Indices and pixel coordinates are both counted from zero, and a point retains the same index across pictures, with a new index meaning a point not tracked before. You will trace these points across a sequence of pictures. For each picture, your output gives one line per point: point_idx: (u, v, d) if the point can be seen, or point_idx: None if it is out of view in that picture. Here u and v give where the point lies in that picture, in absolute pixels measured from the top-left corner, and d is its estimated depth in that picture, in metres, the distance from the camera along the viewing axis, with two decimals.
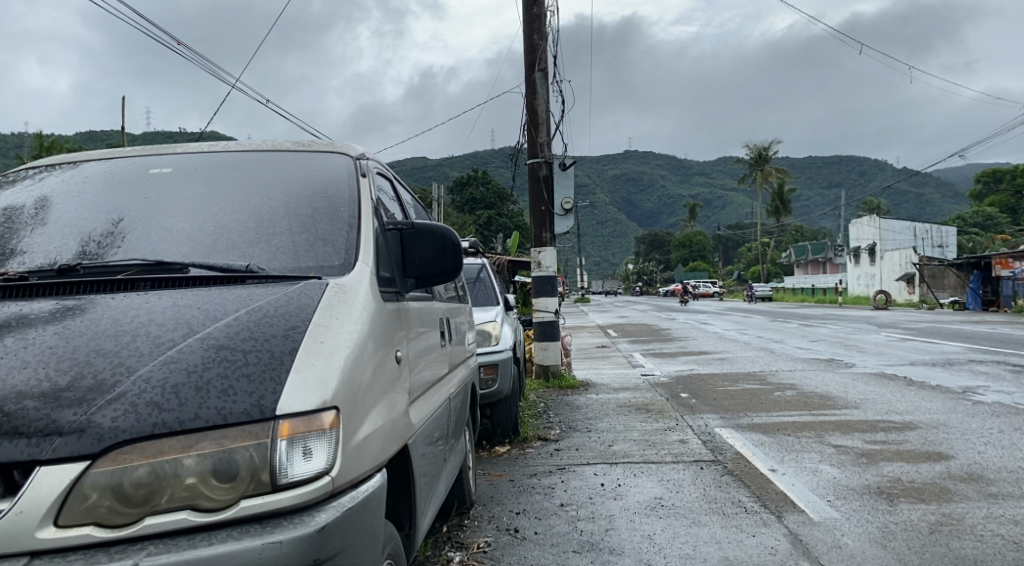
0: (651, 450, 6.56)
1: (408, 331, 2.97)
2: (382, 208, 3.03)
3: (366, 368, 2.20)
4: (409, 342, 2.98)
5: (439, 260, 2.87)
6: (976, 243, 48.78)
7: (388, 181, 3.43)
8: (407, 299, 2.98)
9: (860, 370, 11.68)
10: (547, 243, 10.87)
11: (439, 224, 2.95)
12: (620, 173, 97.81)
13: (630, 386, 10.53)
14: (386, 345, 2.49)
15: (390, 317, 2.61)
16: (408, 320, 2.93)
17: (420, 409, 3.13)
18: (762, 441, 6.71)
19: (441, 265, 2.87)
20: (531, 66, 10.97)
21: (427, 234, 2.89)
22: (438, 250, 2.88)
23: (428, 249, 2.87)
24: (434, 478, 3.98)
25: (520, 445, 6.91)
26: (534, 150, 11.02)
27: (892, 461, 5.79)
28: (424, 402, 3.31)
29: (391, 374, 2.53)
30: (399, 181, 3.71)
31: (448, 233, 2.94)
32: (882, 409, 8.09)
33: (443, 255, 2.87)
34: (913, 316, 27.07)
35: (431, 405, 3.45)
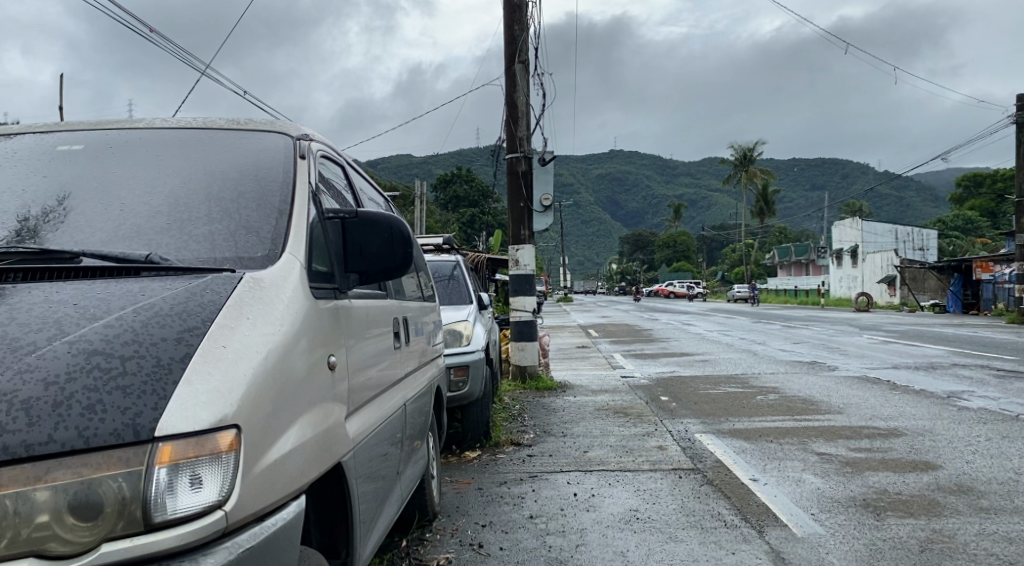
0: (628, 457, 6.28)
1: (353, 334, 2.67)
2: (323, 195, 2.71)
3: (288, 378, 1.88)
4: (354, 344, 2.68)
5: (385, 254, 2.54)
6: (958, 246, 49.04)
7: (337, 165, 3.10)
8: (351, 296, 2.67)
9: (844, 373, 11.47)
10: (525, 240, 10.57)
11: (387, 214, 2.62)
12: (605, 172, 97.76)
13: (609, 389, 10.27)
14: (319, 349, 2.18)
15: (328, 316, 2.30)
16: (351, 320, 2.62)
17: (366, 418, 2.81)
18: (743, 449, 6.46)
19: (387, 260, 2.54)
20: (511, 58, 10.67)
21: (372, 224, 2.56)
22: (385, 243, 2.55)
23: (373, 241, 2.55)
24: (388, 491, 3.66)
25: (492, 450, 6.61)
26: (513, 145, 10.71)
27: (878, 470, 5.54)
28: (374, 411, 3.00)
29: (325, 382, 2.22)
30: (354, 167, 3.40)
31: (397, 224, 2.61)
32: (866, 414, 7.86)
33: (391, 247, 2.54)
34: (895, 318, 27.08)
35: (383, 413, 3.13)
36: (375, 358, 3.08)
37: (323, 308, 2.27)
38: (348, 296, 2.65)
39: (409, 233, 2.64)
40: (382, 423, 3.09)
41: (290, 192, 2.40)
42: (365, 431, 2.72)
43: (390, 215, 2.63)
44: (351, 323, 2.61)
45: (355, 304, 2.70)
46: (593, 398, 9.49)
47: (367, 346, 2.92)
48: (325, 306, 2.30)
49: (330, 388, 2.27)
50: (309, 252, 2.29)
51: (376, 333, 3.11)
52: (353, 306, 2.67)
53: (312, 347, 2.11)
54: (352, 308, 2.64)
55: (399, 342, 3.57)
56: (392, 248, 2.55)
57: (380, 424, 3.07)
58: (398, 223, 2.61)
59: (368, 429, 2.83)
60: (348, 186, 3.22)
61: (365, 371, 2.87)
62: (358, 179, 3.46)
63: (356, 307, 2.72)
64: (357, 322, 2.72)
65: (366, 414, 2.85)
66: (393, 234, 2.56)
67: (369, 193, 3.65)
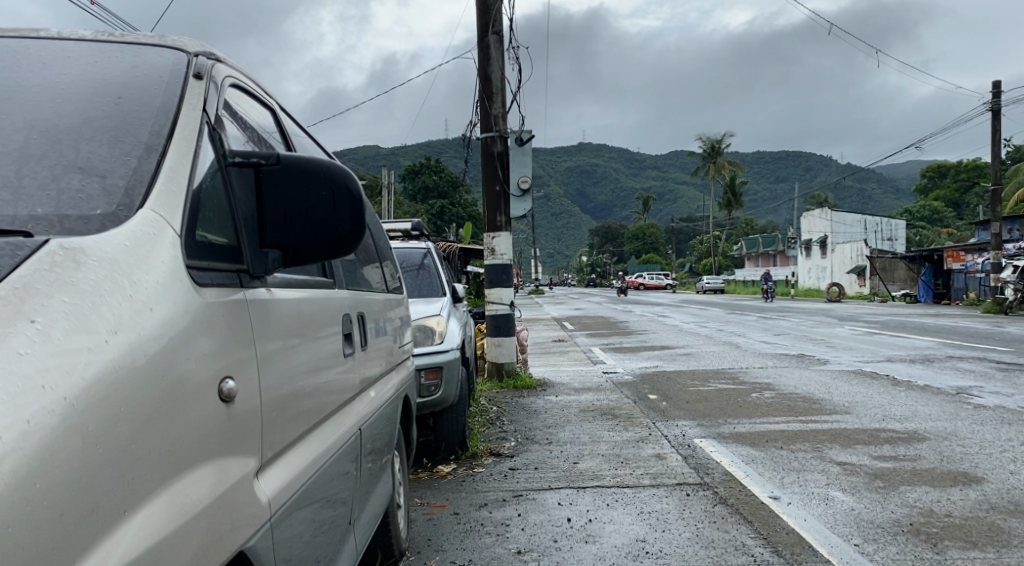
0: (624, 469, 5.49)
1: (285, 339, 1.87)
2: (225, 133, 1.86)
3: (135, 431, 1.15)
4: (287, 355, 1.88)
5: (323, 224, 1.72)
6: (926, 237, 49.23)
7: (251, 100, 2.22)
8: (269, 282, 1.85)
9: (837, 367, 10.86)
10: (501, 227, 9.72)
11: (326, 161, 1.79)
12: (572, 163, 97.25)
13: (592, 387, 9.50)
14: (214, 372, 1.41)
15: (232, 320, 1.51)
16: (277, 321, 1.81)
17: (307, 451, 2.02)
18: (752, 457, 5.73)
19: (328, 230, 1.72)
20: (484, 28, 9.77)
21: (302, 174, 1.72)
22: (323, 203, 1.72)
23: (304, 201, 1.71)
24: (349, 524, 2.87)
25: (468, 463, 5.78)
26: (487, 124, 9.84)
27: (914, 485, 4.82)
28: (321, 436, 2.21)
29: (227, 418, 1.44)
30: (280, 108, 2.53)
31: (342, 174, 1.79)
32: (877, 414, 7.18)
33: (332, 210, 1.73)
34: (867, 308, 26.77)
35: (334, 440, 2.34)
36: (326, 368, 2.28)
37: (224, 306, 1.49)
38: (267, 281, 1.83)
39: (359, 192, 1.81)
40: (333, 451, 2.30)
41: (170, 121, 1.57)
42: (301, 473, 1.93)
43: (331, 161, 1.80)
44: (276, 329, 1.81)
45: (280, 295, 1.89)
46: (576, 398, 8.70)
47: (312, 353, 2.12)
48: (229, 303, 1.52)
49: (237, 426, 1.49)
50: (192, 215, 1.48)
51: (326, 336, 2.30)
52: (277, 297, 1.86)
53: (194, 371, 1.33)
54: (275, 300, 1.82)
55: (352, 346, 2.66)
56: (334, 210, 1.73)
57: (331, 454, 2.27)
58: (342, 173, 1.79)
59: (312, 468, 2.05)
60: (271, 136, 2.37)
61: (309, 388, 2.06)
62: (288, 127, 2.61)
63: (285, 299, 1.91)
64: (285, 322, 1.90)
65: (308, 448, 2.06)
66: (338, 190, 1.75)
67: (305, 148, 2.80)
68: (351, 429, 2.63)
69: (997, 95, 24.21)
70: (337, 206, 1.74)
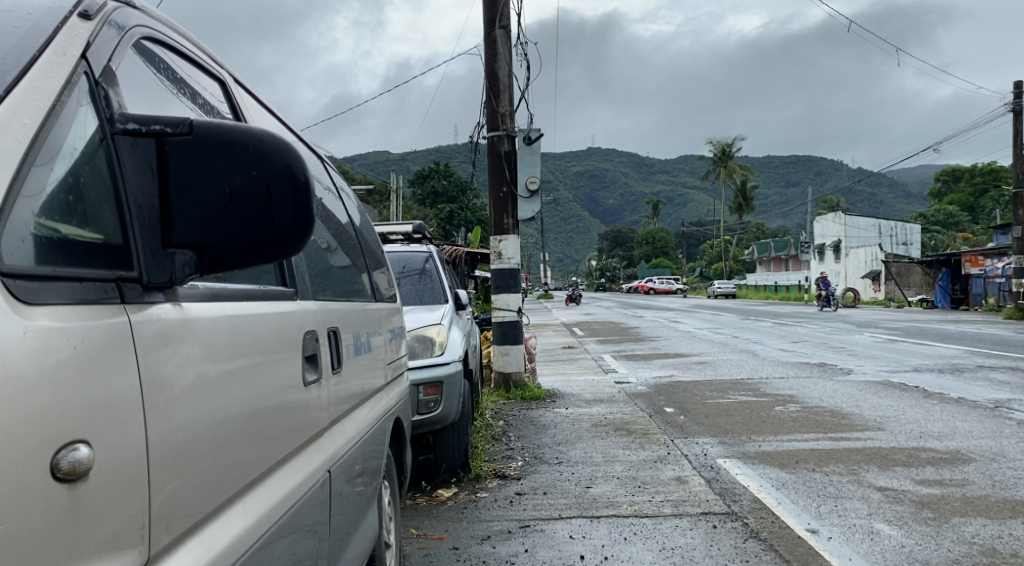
0: (642, 495, 4.99)
1: (210, 374, 1.43)
2: (123, 92, 1.41)
3: None
4: (214, 392, 1.44)
5: (251, 219, 1.31)
6: (941, 241, 48.41)
7: (181, 62, 1.80)
8: (180, 293, 1.39)
9: (862, 378, 10.31)
10: (508, 229, 9.25)
11: (261, 130, 1.37)
12: (582, 168, 96.72)
13: (604, 399, 9.01)
14: (37, 446, 0.99)
15: (83, 358, 1.09)
16: (191, 350, 1.37)
17: (252, 512, 1.60)
18: (783, 481, 5.23)
19: (259, 227, 1.31)
20: (491, 22, 9.30)
21: (225, 150, 1.30)
22: (253, 189, 1.31)
23: (227, 185, 1.29)
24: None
25: (471, 486, 5.31)
26: (494, 122, 9.38)
27: (969, 517, 4.30)
28: (277, 486, 1.78)
29: (64, 512, 1.03)
30: (224, 74, 2.09)
31: (287, 151, 1.36)
32: (913, 431, 6.65)
33: (264, 200, 1.31)
34: (885, 313, 26.11)
35: (299, 488, 1.91)
36: (284, 399, 1.84)
37: (67, 332, 1.07)
38: (176, 295, 1.36)
39: (308, 175, 1.39)
40: (296, 499, 1.87)
41: (18, 68, 1.13)
42: (239, 540, 1.51)
43: (271, 132, 1.37)
44: (191, 359, 1.36)
45: (201, 313, 1.44)
46: (587, 411, 8.20)
47: (260, 383, 1.68)
48: (82, 329, 1.10)
49: (87, 515, 1.07)
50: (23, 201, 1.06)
51: (284, 360, 1.86)
52: (197, 313, 1.42)
53: None
54: (191, 319, 1.38)
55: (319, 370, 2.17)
56: (269, 199, 1.32)
57: (293, 504, 1.85)
58: (288, 149, 1.37)
59: (262, 530, 1.63)
60: (213, 108, 1.96)
61: (253, 431, 1.63)
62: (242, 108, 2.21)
63: (210, 319, 1.47)
64: (209, 348, 1.44)
65: (254, 505, 1.63)
66: (275, 174, 1.34)
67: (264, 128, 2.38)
68: (326, 466, 2.20)
69: (1018, 95, 23.54)
70: (274, 193, 1.33)
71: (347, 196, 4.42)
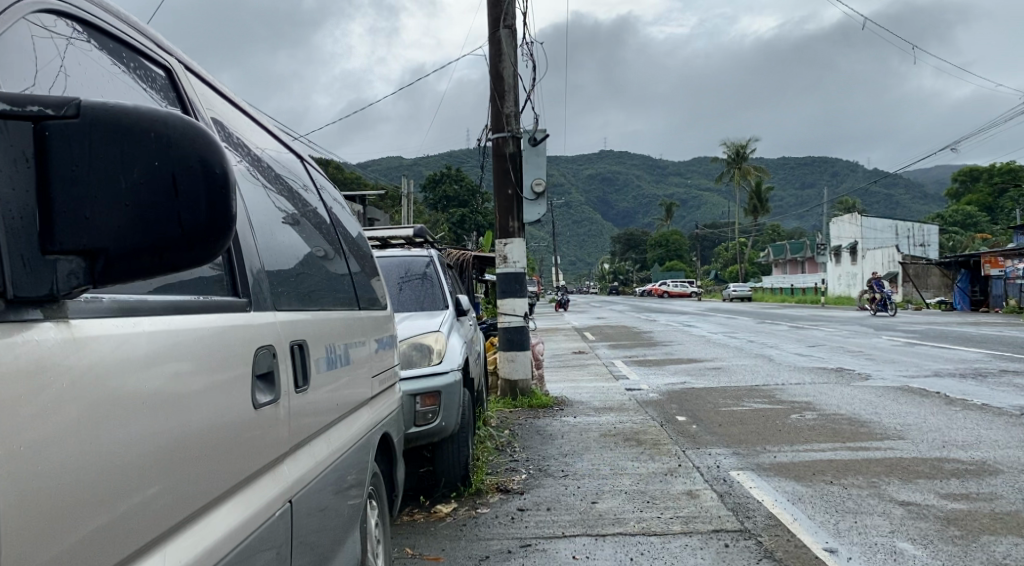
0: (649, 511, 4.75)
1: (115, 407, 1.25)
2: None
3: None
4: (119, 427, 1.25)
5: (154, 220, 1.16)
6: (959, 242, 47.65)
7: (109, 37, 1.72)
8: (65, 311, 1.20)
9: (880, 383, 9.99)
10: (514, 233, 9.05)
11: (170, 117, 1.22)
12: (595, 172, 96.53)
13: (614, 406, 8.77)
14: None
15: None
16: (84, 381, 1.19)
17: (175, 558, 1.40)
18: (801, 495, 4.98)
19: (163, 229, 1.16)
20: (495, 22, 9.10)
21: (121, 137, 1.15)
22: (156, 183, 1.17)
23: (122, 179, 1.15)
24: None
25: (471, 501, 5.09)
26: (499, 123, 9.18)
27: (999, 535, 4.03)
28: (218, 527, 1.58)
29: None
30: (162, 44, 1.97)
31: (200, 140, 1.22)
32: (936, 440, 6.37)
33: (169, 198, 1.17)
34: (904, 315, 25.59)
35: (246, 527, 1.70)
36: (229, 427, 1.64)
37: None
38: (61, 312, 1.19)
39: (227, 168, 1.24)
40: (241, 539, 1.66)
41: None
42: None
43: (181, 116, 1.23)
44: (78, 388, 1.17)
45: (103, 335, 1.26)
46: (596, 419, 7.96)
47: (192, 411, 1.49)
48: None
49: None
50: None
51: (230, 383, 1.66)
52: (92, 331, 1.24)
53: None
54: (81, 339, 1.20)
55: (278, 390, 1.97)
56: (175, 197, 1.18)
57: (238, 545, 1.65)
58: (201, 137, 1.23)
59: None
60: (152, 79, 1.87)
61: (179, 466, 1.43)
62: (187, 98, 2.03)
63: (116, 342, 1.28)
64: (108, 375, 1.24)
65: (180, 551, 1.43)
66: (183, 166, 1.19)
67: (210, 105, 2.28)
68: (286, 496, 2.00)
69: None
70: (181, 188, 1.18)
71: (335, 199, 4.25)
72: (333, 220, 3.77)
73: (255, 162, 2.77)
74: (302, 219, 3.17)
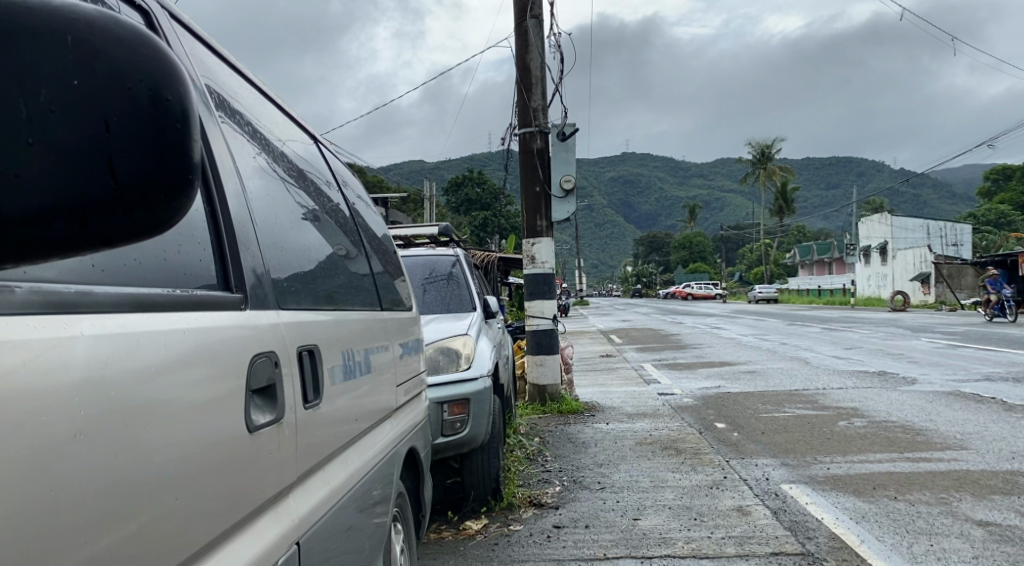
0: (698, 530, 4.34)
1: (22, 443, 0.93)
2: None
3: None
4: (22, 481, 0.92)
5: (84, 170, 0.98)
6: (992, 241, 46.44)
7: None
8: None
9: (928, 388, 9.46)
10: (542, 232, 8.68)
11: (114, 30, 1.05)
12: (618, 174, 95.93)
13: (648, 412, 8.35)
14: None
15: None
16: None
17: None
18: (862, 512, 4.54)
19: (90, 181, 0.98)
20: (521, 12, 8.73)
21: (35, 52, 0.98)
22: (78, 114, 0.99)
23: (35, 109, 0.97)
24: None
25: (503, 517, 4.71)
26: (525, 117, 8.77)
27: None
28: None
29: None
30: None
31: (137, 49, 1.05)
32: (1002, 451, 5.88)
33: (106, 140, 0.99)
34: (1009, 319, 23.63)
35: None
36: (210, 458, 1.30)
37: None
38: None
39: (185, 102, 1.07)
40: None
41: None
42: None
43: (118, 21, 1.06)
44: None
45: (15, 341, 0.95)
46: (630, 426, 7.56)
47: (154, 442, 1.16)
48: None
49: None
50: None
51: (213, 404, 1.32)
52: None
53: None
54: None
55: (282, 406, 1.61)
56: (106, 132, 1.00)
57: None
58: (142, 49, 1.06)
59: None
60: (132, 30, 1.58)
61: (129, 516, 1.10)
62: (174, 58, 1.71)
63: (32, 354, 0.96)
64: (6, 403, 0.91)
65: None
66: (115, 86, 1.02)
67: (205, 67, 2.01)
68: (294, 537, 1.62)
69: None
70: (116, 126, 1.01)
71: (359, 195, 3.91)
72: (355, 216, 3.43)
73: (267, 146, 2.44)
74: (321, 213, 2.83)
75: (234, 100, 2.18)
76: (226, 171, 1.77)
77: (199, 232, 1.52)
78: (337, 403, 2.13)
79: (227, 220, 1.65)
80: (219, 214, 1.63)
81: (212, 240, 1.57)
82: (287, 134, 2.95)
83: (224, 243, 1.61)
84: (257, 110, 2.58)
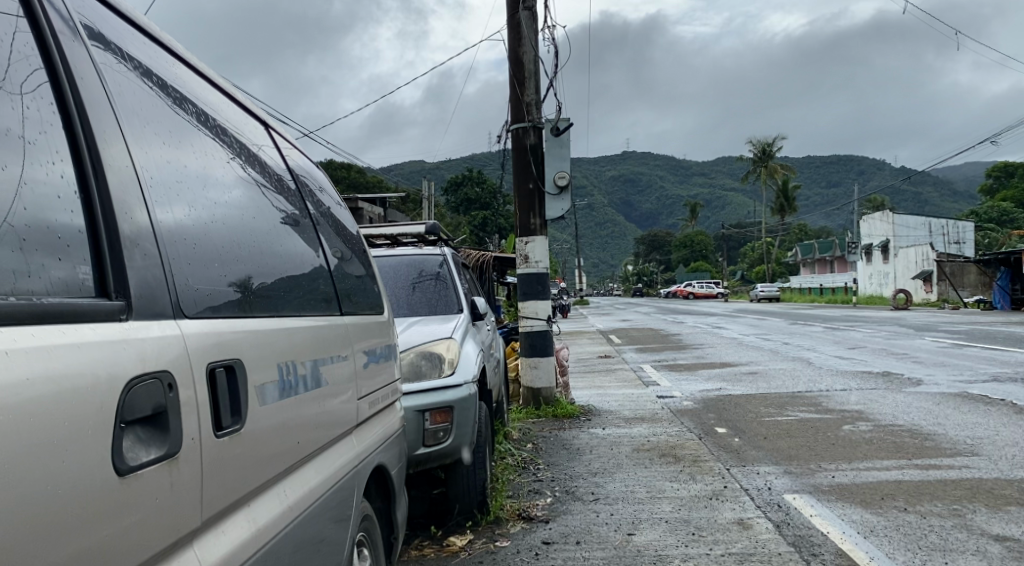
0: (696, 546, 4.07)
1: None
2: None
3: None
4: None
5: None
6: (995, 238, 46.03)
7: None
8: None
9: (934, 389, 9.16)
10: (536, 230, 8.41)
11: None
12: (619, 173, 95.57)
13: (646, 417, 8.08)
14: None
15: None
16: None
17: None
18: (870, 525, 4.27)
19: None
20: (514, 3, 8.46)
21: None
22: None
23: None
24: None
25: (489, 532, 4.44)
26: (518, 112, 8.51)
27: None
28: None
29: None
30: None
31: None
32: (1015, 458, 5.60)
33: None
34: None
35: None
36: (64, 513, 1.20)
37: None
38: None
39: None
40: None
41: None
42: None
43: None
44: None
45: None
46: (627, 432, 7.29)
47: None
48: None
49: None
50: None
51: (66, 446, 1.21)
52: None
53: None
54: None
55: (175, 433, 1.49)
56: None
57: None
58: None
59: None
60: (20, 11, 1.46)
61: None
62: (60, 25, 1.56)
63: None
64: None
65: None
66: None
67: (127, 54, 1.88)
68: None
69: None
70: None
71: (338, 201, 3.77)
72: (333, 219, 3.26)
73: (225, 142, 2.31)
74: (301, 220, 2.70)
75: (170, 95, 2.06)
76: (128, 171, 1.64)
77: (71, 239, 1.41)
78: (264, 428, 1.87)
79: (110, 217, 1.51)
80: (97, 208, 1.49)
81: (89, 245, 1.44)
82: (259, 128, 2.80)
83: (101, 242, 1.48)
84: (215, 103, 2.44)
